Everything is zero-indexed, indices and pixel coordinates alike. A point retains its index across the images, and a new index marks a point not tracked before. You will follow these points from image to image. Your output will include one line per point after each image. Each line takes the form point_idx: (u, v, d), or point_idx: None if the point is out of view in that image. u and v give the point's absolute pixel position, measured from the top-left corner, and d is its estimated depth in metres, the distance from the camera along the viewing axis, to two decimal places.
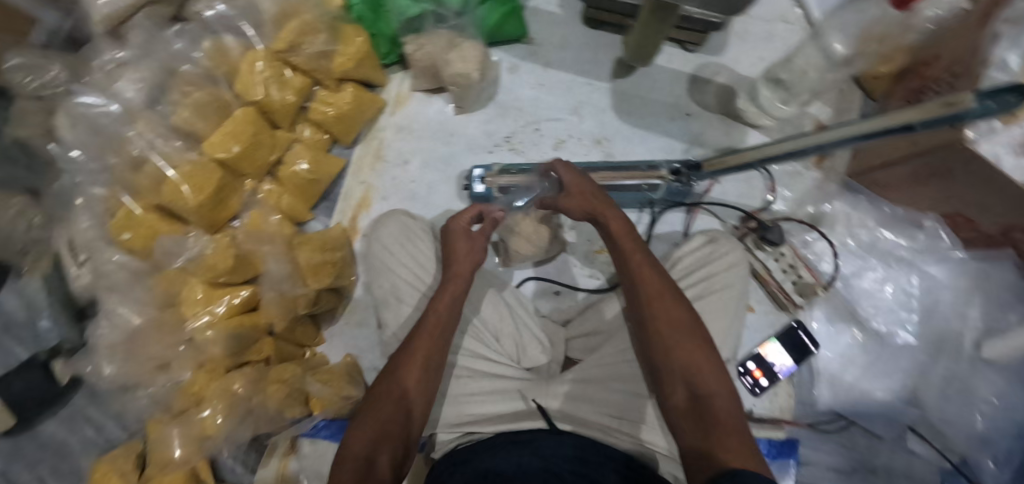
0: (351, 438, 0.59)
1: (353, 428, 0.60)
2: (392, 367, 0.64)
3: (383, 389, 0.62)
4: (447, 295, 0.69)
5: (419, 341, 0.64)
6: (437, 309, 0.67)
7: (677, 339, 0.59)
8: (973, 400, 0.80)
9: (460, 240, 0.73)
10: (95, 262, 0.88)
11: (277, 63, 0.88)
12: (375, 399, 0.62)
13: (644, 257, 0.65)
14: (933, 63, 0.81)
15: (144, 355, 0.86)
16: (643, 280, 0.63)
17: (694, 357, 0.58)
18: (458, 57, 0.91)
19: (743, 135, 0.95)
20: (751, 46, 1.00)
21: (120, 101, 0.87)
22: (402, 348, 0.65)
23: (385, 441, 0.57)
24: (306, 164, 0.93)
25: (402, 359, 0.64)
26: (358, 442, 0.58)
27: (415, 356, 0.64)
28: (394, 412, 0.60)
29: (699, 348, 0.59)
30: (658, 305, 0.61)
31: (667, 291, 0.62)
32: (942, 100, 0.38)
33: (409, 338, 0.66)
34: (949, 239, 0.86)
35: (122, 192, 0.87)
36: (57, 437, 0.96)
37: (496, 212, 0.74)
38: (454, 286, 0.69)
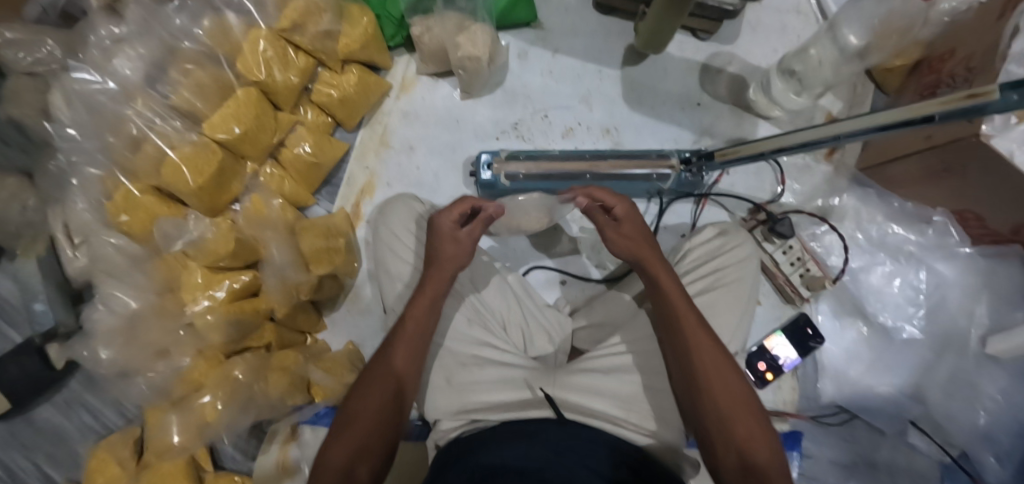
0: (327, 449, 0.56)
1: (329, 436, 0.58)
2: (368, 375, 0.62)
3: (360, 398, 0.60)
4: (423, 304, 0.67)
5: (397, 349, 0.63)
6: (415, 313, 0.66)
7: (727, 397, 0.56)
8: (978, 396, 0.80)
9: (447, 243, 0.70)
10: (92, 245, 0.87)
11: (280, 43, 0.86)
12: (352, 414, 0.58)
13: (689, 305, 0.62)
14: (948, 58, 0.79)
15: (143, 341, 0.85)
16: (690, 328, 0.60)
17: (745, 418, 0.55)
18: (466, 41, 0.89)
19: (754, 127, 0.94)
20: (764, 38, 0.98)
21: (118, 79, 0.83)
22: (381, 355, 0.63)
23: (364, 453, 0.56)
24: (309, 147, 0.91)
25: (379, 366, 0.62)
26: (335, 454, 0.55)
27: (395, 362, 0.62)
28: (374, 423, 0.58)
29: (750, 408, 0.56)
30: (708, 359, 0.58)
31: (717, 345, 0.59)
32: (966, 91, 0.38)
33: (387, 341, 0.65)
34: (958, 234, 0.85)
35: (119, 174, 0.84)
36: (54, 423, 0.95)
37: (490, 209, 0.73)
38: (430, 289, 0.68)
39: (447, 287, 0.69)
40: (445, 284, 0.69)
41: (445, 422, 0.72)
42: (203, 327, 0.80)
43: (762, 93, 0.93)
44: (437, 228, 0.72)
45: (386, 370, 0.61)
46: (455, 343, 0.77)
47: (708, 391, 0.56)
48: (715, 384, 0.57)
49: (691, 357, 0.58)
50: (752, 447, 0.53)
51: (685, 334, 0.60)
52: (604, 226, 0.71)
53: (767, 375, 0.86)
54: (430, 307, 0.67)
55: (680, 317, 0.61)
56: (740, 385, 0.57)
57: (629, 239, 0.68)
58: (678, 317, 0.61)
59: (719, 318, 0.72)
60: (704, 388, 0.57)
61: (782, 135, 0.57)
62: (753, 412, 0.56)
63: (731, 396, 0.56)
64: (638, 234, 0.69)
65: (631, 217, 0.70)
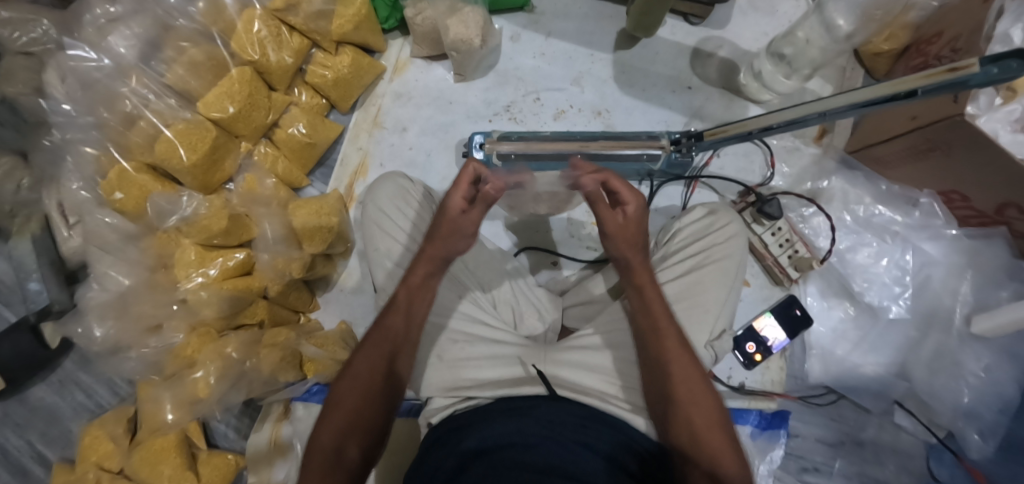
0: (318, 429, 0.58)
1: (320, 414, 0.59)
2: (358, 352, 0.63)
3: (348, 377, 0.61)
4: (416, 279, 0.67)
5: (389, 320, 0.64)
6: (406, 288, 0.67)
7: (701, 415, 0.58)
8: (961, 373, 0.81)
9: (447, 222, 0.67)
10: (89, 223, 0.88)
11: (274, 22, 0.86)
12: (338, 396, 0.59)
13: (671, 322, 0.64)
14: (936, 40, 0.82)
15: (136, 314, 0.86)
16: (669, 345, 0.62)
17: (718, 439, 0.57)
18: (457, 22, 0.90)
19: (743, 109, 0.95)
20: (753, 22, 0.99)
21: (111, 56, 0.83)
22: (371, 332, 0.64)
23: (353, 432, 0.57)
24: (303, 127, 0.92)
25: (368, 346, 0.62)
26: (326, 434, 0.57)
27: (384, 342, 0.63)
28: (365, 401, 0.59)
29: (722, 426, 0.58)
30: (686, 376, 0.60)
31: (693, 362, 0.61)
32: (949, 66, 0.39)
33: (379, 316, 0.66)
34: (943, 215, 0.86)
35: (115, 151, 0.85)
36: (48, 402, 0.96)
37: (495, 188, 0.65)
38: (422, 264, 0.68)
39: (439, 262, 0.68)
40: (439, 256, 0.67)
41: (437, 400, 0.73)
42: (197, 303, 0.82)
43: (752, 77, 0.93)
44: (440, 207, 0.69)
45: (374, 349, 0.62)
46: (447, 320, 0.78)
47: (675, 386, 0.60)
48: (689, 403, 0.59)
49: (669, 374, 0.60)
50: (724, 466, 0.55)
51: (665, 352, 0.61)
52: (607, 228, 0.66)
53: (756, 356, 0.88)
54: (421, 281, 0.67)
55: (659, 334, 0.63)
56: (715, 405, 0.59)
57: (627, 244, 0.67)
58: (658, 333, 0.63)
59: (707, 295, 0.74)
60: (678, 405, 0.59)
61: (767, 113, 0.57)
62: (727, 432, 0.58)
63: (704, 415, 0.58)
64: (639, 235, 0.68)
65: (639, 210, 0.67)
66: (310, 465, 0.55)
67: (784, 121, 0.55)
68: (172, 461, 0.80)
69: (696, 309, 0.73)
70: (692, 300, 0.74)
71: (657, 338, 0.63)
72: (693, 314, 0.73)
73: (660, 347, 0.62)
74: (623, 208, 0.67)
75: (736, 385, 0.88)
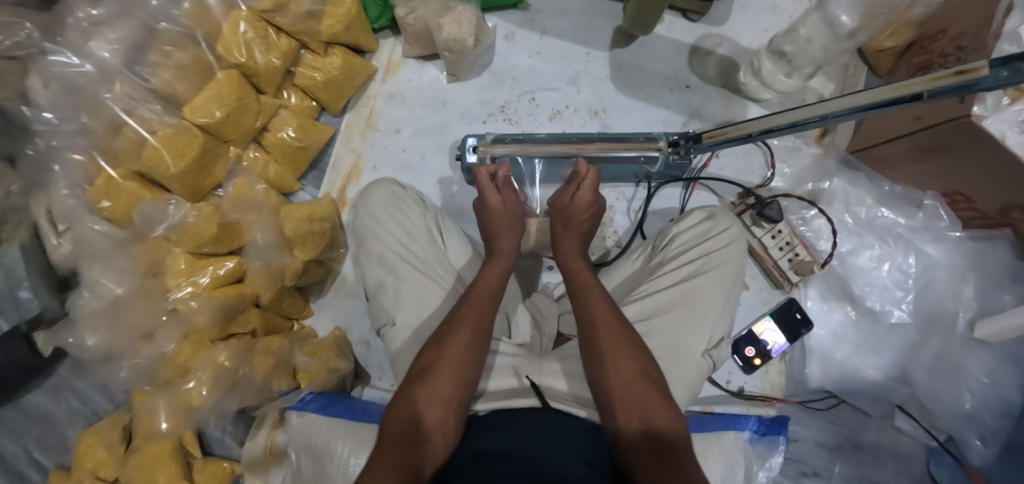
0: (398, 400, 0.62)
1: (404, 386, 0.63)
2: (441, 333, 0.67)
3: (434, 354, 0.64)
4: (494, 271, 0.75)
5: (471, 303, 0.69)
6: (480, 284, 0.72)
7: (629, 372, 0.62)
8: (963, 378, 0.80)
9: (498, 215, 0.79)
10: (77, 230, 0.87)
11: (261, 24, 0.84)
12: (423, 370, 0.63)
13: (600, 297, 0.70)
14: (941, 37, 0.79)
15: (127, 323, 0.84)
16: (597, 315, 0.67)
17: (645, 389, 0.61)
18: (450, 22, 0.87)
19: (743, 110, 0.93)
20: (754, 17, 0.96)
21: (94, 62, 0.81)
22: (451, 317, 0.68)
23: (434, 403, 0.61)
24: (293, 131, 0.90)
25: (453, 329, 0.66)
26: (414, 406, 0.60)
27: (464, 328, 0.66)
28: (454, 383, 0.62)
29: (653, 380, 0.62)
30: (617, 340, 0.64)
31: (619, 326, 0.66)
32: (955, 69, 0.39)
33: (457, 305, 0.70)
34: (948, 217, 0.84)
35: (100, 158, 0.83)
36: (43, 407, 0.95)
37: (502, 171, 0.80)
38: (495, 267, 0.75)
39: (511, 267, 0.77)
40: (508, 257, 0.77)
41: None
42: (188, 314, 0.80)
43: (752, 75, 0.91)
44: (484, 203, 0.81)
45: (457, 330, 0.66)
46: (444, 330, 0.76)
47: (599, 347, 0.64)
48: (615, 362, 0.63)
49: (597, 340, 0.65)
50: (652, 413, 0.59)
51: (596, 321, 0.66)
52: (568, 216, 0.78)
53: (755, 360, 0.86)
54: (496, 281, 0.74)
55: (589, 307, 0.68)
56: (644, 363, 0.63)
57: (569, 241, 0.78)
58: (588, 303, 0.68)
59: (706, 301, 0.72)
60: (608, 365, 0.63)
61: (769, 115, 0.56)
62: (656, 384, 0.62)
63: (633, 371, 0.62)
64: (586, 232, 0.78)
65: (589, 198, 0.78)
66: (386, 436, 0.58)
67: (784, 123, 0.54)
68: (168, 469, 0.80)
69: (695, 316, 0.72)
70: (689, 307, 0.72)
71: (587, 309, 0.68)
72: (690, 321, 0.71)
73: (593, 319, 0.67)
74: (577, 192, 0.78)
75: (736, 390, 0.88)
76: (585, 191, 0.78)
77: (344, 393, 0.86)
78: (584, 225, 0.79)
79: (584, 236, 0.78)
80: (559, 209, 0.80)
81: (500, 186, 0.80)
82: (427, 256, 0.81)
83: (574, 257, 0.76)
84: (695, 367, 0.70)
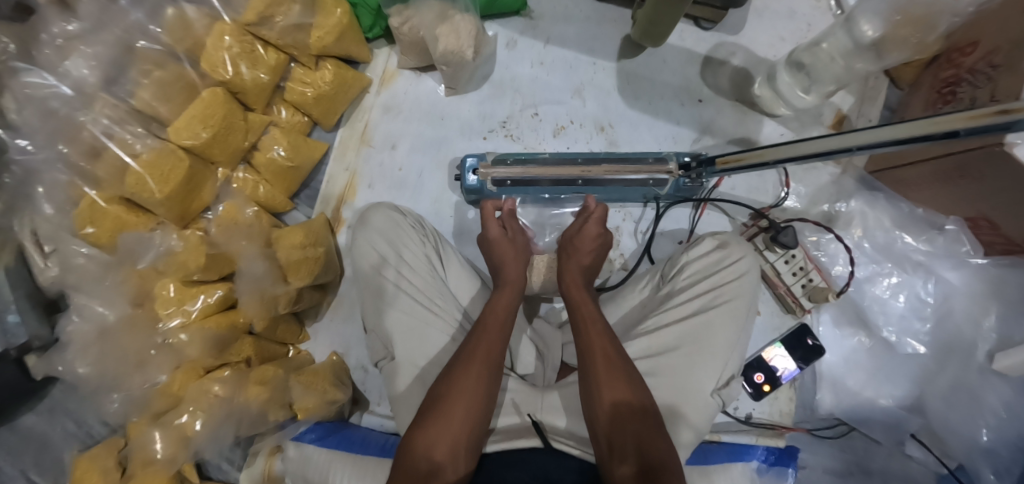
0: (407, 439, 0.59)
1: (414, 423, 0.60)
2: (452, 367, 0.64)
3: (444, 389, 0.61)
4: (502, 302, 0.71)
5: (482, 333, 0.66)
6: (492, 315, 0.69)
7: (627, 406, 0.59)
8: (981, 410, 0.77)
9: (502, 245, 0.77)
10: (65, 254, 0.83)
11: (247, 38, 0.79)
12: (434, 402, 0.61)
13: (599, 326, 0.66)
14: (971, 51, 0.74)
15: (115, 354, 0.81)
16: (596, 346, 0.64)
17: (641, 424, 0.58)
18: (447, 32, 0.82)
19: (757, 125, 0.88)
20: (769, 25, 0.90)
21: (71, 82, 0.77)
22: (461, 351, 0.65)
23: (443, 438, 0.58)
24: (283, 150, 0.85)
25: (463, 363, 0.63)
26: (423, 444, 0.57)
27: (474, 362, 0.63)
28: (463, 419, 0.59)
29: (650, 414, 0.59)
30: (617, 373, 0.61)
31: (617, 357, 0.63)
32: (997, 108, 0.36)
33: (469, 337, 0.67)
34: (970, 243, 0.79)
35: (79, 182, 0.78)
36: (37, 430, 0.93)
37: (509, 204, 0.81)
38: (503, 297, 0.71)
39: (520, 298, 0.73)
40: (518, 287, 0.73)
41: None
42: (180, 344, 0.78)
43: (768, 86, 0.86)
44: (488, 239, 0.79)
45: (469, 364, 0.63)
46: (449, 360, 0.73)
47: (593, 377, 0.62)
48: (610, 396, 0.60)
49: (594, 370, 0.62)
50: (648, 450, 0.55)
51: (594, 354, 0.63)
52: (572, 249, 0.77)
53: (763, 387, 0.84)
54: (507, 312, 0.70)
55: (587, 338, 0.65)
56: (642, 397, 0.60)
57: (574, 267, 0.75)
58: (585, 334, 0.65)
59: (718, 338, 0.69)
60: (603, 399, 0.60)
61: (792, 143, 0.54)
62: (652, 419, 0.59)
63: (630, 406, 0.59)
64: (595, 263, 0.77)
65: (594, 232, 0.77)
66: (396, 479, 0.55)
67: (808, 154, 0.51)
68: None
69: (705, 353, 0.69)
70: (699, 344, 0.69)
71: (585, 340, 0.65)
72: (698, 359, 0.68)
73: (592, 351, 0.63)
74: (579, 227, 0.78)
75: (743, 417, 0.85)
76: (592, 225, 0.78)
77: (340, 421, 0.85)
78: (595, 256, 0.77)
79: (587, 269, 0.74)
80: (565, 241, 0.79)
81: (506, 220, 0.80)
82: (426, 283, 0.78)
83: (574, 285, 0.72)
84: (703, 407, 0.67)
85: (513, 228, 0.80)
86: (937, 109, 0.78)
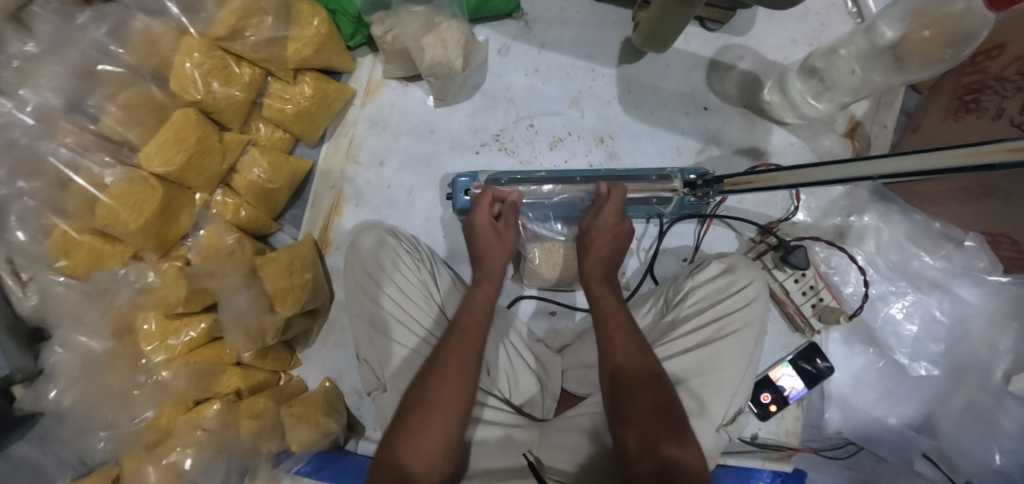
0: (385, 447, 0.56)
1: (389, 433, 0.57)
2: (427, 373, 0.60)
3: (420, 396, 0.58)
4: (478, 301, 0.68)
5: (459, 338, 0.63)
6: (467, 315, 0.66)
7: (647, 403, 0.56)
8: (995, 434, 0.74)
9: (488, 236, 0.71)
10: (41, 282, 0.77)
11: (217, 54, 0.74)
12: (409, 411, 0.58)
13: (626, 318, 0.65)
14: (997, 55, 0.68)
15: (95, 391, 0.77)
16: (618, 344, 0.62)
17: (651, 424, 0.55)
18: (434, 42, 0.76)
19: (766, 133, 0.83)
20: (781, 26, 0.85)
21: (33, 110, 0.72)
22: (433, 356, 0.62)
23: (418, 450, 0.55)
24: (262, 171, 0.80)
25: (439, 370, 0.60)
26: (401, 457, 0.54)
27: (450, 371, 0.60)
28: (440, 429, 0.56)
29: (678, 410, 0.57)
30: (637, 373, 0.59)
31: (640, 351, 0.61)
32: None
33: (442, 341, 0.64)
34: (986, 259, 0.76)
35: (46, 214, 0.73)
36: (28, 459, 0.80)
37: (514, 194, 0.72)
38: (480, 293, 0.68)
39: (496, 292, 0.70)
40: (494, 283, 0.70)
41: None
42: (164, 380, 0.75)
43: (778, 92, 0.81)
44: (467, 231, 0.73)
45: (449, 367, 0.60)
46: None
47: (615, 368, 0.60)
48: (633, 394, 0.57)
49: (614, 371, 0.60)
50: (666, 449, 0.53)
51: (620, 355, 0.61)
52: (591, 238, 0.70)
53: (770, 406, 0.80)
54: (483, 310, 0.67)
55: (608, 338, 0.63)
56: (665, 392, 0.57)
57: (599, 255, 0.69)
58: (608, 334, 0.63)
59: (726, 371, 0.66)
60: (624, 395, 0.58)
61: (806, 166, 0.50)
62: (679, 413, 0.56)
63: (651, 405, 0.56)
64: (614, 252, 0.70)
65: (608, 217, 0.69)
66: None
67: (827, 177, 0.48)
68: None
69: (712, 388, 0.65)
70: (708, 378, 0.65)
71: (607, 338, 0.63)
72: (708, 395, 0.64)
73: (617, 354, 0.61)
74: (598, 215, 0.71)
75: (750, 438, 0.81)
76: (607, 214, 0.70)
77: (337, 449, 0.83)
78: (620, 244, 0.70)
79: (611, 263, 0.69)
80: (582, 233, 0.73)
81: (505, 211, 0.73)
82: (411, 291, 0.75)
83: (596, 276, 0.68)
84: (709, 444, 0.63)
85: (506, 223, 0.73)
86: (958, 117, 0.72)
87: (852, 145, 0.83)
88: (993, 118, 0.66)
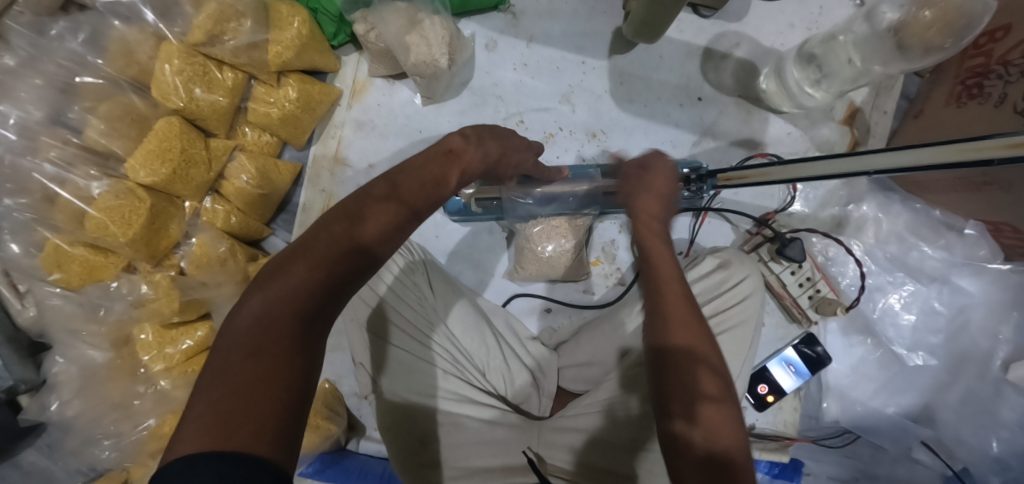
0: (288, 267, 0.40)
1: (263, 276, 0.40)
2: (339, 213, 0.44)
3: (311, 239, 0.42)
4: (433, 160, 0.52)
5: (388, 180, 0.48)
6: (439, 159, 0.52)
7: (690, 378, 0.50)
8: (993, 423, 0.74)
9: (491, 140, 0.58)
10: (37, 294, 0.76)
11: (197, 60, 0.72)
12: (296, 249, 0.42)
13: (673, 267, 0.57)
14: (1001, 37, 0.65)
15: (94, 401, 0.78)
16: (678, 322, 0.52)
17: (690, 400, 0.49)
18: (419, 40, 0.75)
19: (762, 123, 0.81)
20: (779, 10, 0.83)
21: (13, 126, 0.70)
22: (354, 197, 0.46)
23: (322, 306, 0.40)
24: (249, 177, 0.78)
25: (349, 212, 0.44)
26: (265, 303, 0.38)
27: (369, 215, 0.44)
28: (339, 262, 0.41)
29: (715, 392, 0.50)
30: (682, 358, 0.51)
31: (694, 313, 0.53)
32: None
33: (368, 186, 0.47)
34: (988, 248, 0.76)
35: (37, 230, 0.73)
36: (39, 466, 0.82)
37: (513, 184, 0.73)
38: (473, 160, 0.55)
39: (484, 170, 0.58)
40: (486, 156, 0.57)
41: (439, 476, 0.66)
42: (164, 388, 0.76)
43: (775, 79, 0.79)
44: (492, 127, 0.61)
45: (388, 207, 0.46)
46: (439, 404, 0.69)
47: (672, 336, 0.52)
48: (686, 372, 0.50)
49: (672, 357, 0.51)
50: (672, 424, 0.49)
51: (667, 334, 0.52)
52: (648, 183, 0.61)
53: (768, 397, 0.79)
54: (457, 184, 0.53)
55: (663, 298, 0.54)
56: (702, 374, 0.50)
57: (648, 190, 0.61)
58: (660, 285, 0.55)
59: None
60: (680, 370, 0.50)
61: (807, 162, 0.48)
62: (719, 391, 0.50)
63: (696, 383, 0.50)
64: (666, 187, 0.61)
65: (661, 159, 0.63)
66: (240, 340, 0.37)
67: (824, 173, 0.46)
68: None
69: None
70: None
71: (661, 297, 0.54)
72: None
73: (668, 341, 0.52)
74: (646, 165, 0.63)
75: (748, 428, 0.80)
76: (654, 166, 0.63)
77: (338, 450, 0.84)
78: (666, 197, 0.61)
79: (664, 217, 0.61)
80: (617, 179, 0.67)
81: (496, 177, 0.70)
82: (412, 288, 0.72)
83: (653, 214, 0.60)
84: None
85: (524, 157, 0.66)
86: (960, 103, 0.69)
87: (850, 132, 0.81)
88: (996, 104, 0.64)
